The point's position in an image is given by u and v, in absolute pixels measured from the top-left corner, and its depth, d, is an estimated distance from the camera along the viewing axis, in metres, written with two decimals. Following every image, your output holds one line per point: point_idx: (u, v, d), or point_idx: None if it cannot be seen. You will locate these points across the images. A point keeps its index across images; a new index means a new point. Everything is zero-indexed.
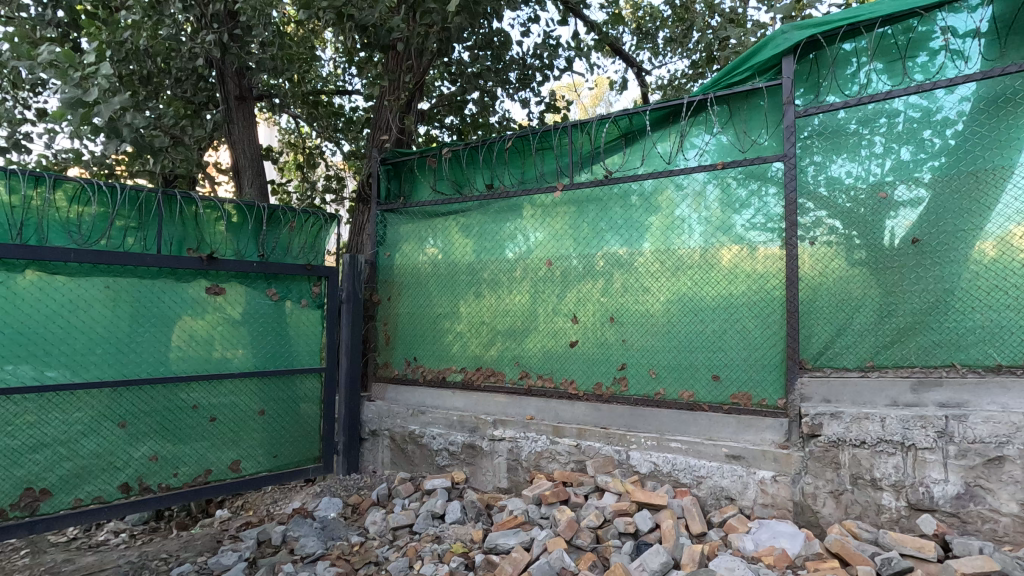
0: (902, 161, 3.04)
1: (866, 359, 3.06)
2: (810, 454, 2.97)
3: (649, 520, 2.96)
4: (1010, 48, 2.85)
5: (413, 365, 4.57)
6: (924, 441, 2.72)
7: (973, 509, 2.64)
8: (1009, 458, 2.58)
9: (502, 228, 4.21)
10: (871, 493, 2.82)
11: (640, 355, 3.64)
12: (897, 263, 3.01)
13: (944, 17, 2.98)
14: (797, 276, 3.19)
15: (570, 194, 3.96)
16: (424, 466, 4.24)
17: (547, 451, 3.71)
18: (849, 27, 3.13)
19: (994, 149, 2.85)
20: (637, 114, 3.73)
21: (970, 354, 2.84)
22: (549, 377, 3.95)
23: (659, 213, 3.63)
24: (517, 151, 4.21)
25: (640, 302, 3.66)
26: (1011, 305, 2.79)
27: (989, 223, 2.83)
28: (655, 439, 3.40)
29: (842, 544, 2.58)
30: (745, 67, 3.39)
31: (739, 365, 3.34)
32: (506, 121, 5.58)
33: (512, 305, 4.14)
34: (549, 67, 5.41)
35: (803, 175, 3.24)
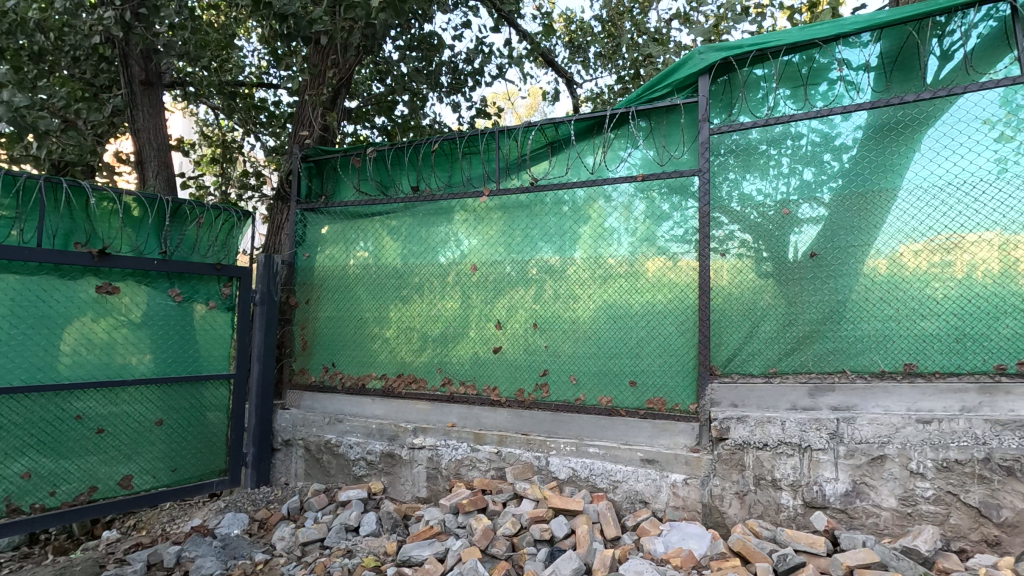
0: (805, 181, 3.25)
1: (770, 366, 3.23)
2: (718, 457, 3.09)
3: (565, 526, 2.99)
4: (894, 82, 3.11)
5: (331, 371, 4.39)
6: (818, 442, 2.90)
7: (858, 505, 2.82)
8: (889, 457, 2.79)
9: (433, 233, 4.14)
10: (772, 492, 2.97)
11: (563, 362, 3.68)
12: (799, 275, 3.22)
13: (840, 50, 3.21)
14: (710, 286, 3.35)
15: (497, 200, 3.97)
16: (340, 476, 4.07)
17: (467, 458, 3.67)
18: (758, 52, 3.32)
19: (882, 173, 3.11)
20: (563, 123, 3.79)
21: (859, 362, 3.07)
22: (471, 384, 3.91)
23: (590, 222, 3.69)
24: (445, 155, 4.17)
25: (568, 309, 3.70)
26: (893, 316, 3.04)
27: (880, 242, 3.07)
28: (574, 444, 3.44)
29: (743, 542, 2.68)
30: (664, 84, 3.52)
31: (655, 372, 3.45)
32: (437, 124, 5.51)
33: (440, 311, 4.08)
34: (482, 73, 5.41)
35: (718, 190, 3.41)
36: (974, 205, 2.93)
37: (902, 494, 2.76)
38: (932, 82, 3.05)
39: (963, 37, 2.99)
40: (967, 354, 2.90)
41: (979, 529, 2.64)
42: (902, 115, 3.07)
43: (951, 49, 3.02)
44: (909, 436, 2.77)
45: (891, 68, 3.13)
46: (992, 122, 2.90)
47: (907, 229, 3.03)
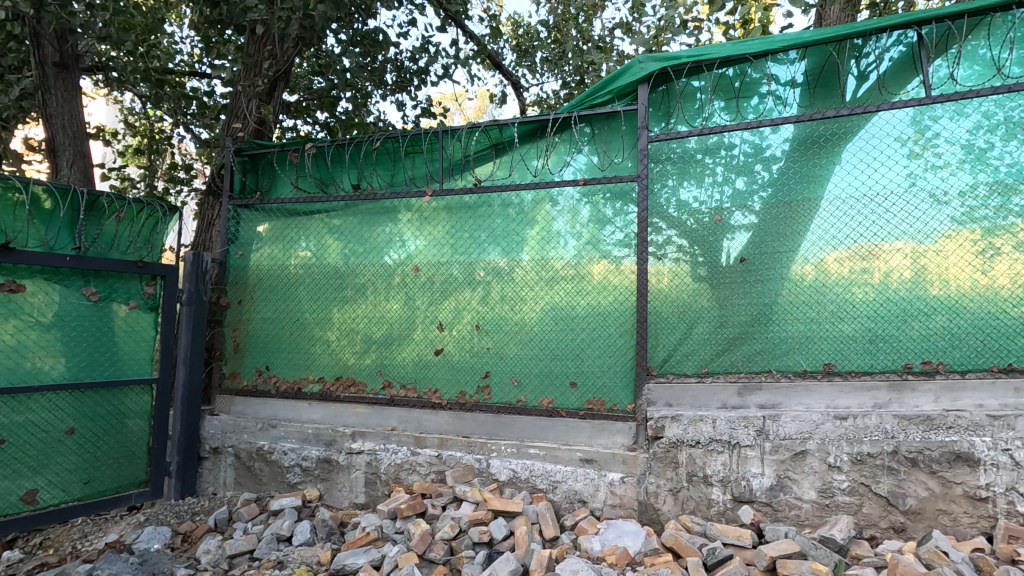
0: (738, 190, 3.39)
1: (702, 366, 3.34)
2: (654, 455, 3.18)
3: (504, 527, 2.99)
4: (817, 98, 3.31)
5: (264, 375, 4.22)
6: (746, 439, 3.04)
7: (782, 498, 2.96)
8: (810, 451, 2.95)
9: (379, 233, 4.05)
10: (703, 488, 3.08)
11: (505, 364, 3.69)
12: (730, 280, 3.35)
13: (769, 66, 3.38)
14: (648, 289, 3.45)
15: (441, 201, 3.93)
16: (273, 484, 3.91)
17: (407, 462, 3.61)
18: (694, 64, 3.45)
19: (806, 183, 3.29)
20: (506, 125, 3.80)
21: (784, 362, 3.23)
22: (412, 387, 3.85)
23: (537, 226, 3.72)
24: (388, 154, 4.09)
25: (514, 312, 3.71)
26: (815, 319, 3.22)
27: (807, 251, 3.25)
28: (515, 446, 3.45)
29: (675, 538, 2.75)
30: (606, 91, 3.60)
31: (595, 373, 3.51)
32: (381, 122, 5.41)
33: (383, 312, 3.99)
34: (428, 72, 5.34)
35: (656, 196, 3.51)
36: (886, 216, 3.15)
37: (821, 486, 2.92)
38: (850, 100, 3.26)
39: (877, 60, 3.21)
40: (879, 354, 3.10)
41: (887, 517, 2.82)
42: (824, 129, 3.27)
43: (867, 69, 3.24)
44: (828, 431, 2.95)
45: (814, 85, 3.32)
46: (903, 139, 3.12)
47: (831, 237, 3.21)
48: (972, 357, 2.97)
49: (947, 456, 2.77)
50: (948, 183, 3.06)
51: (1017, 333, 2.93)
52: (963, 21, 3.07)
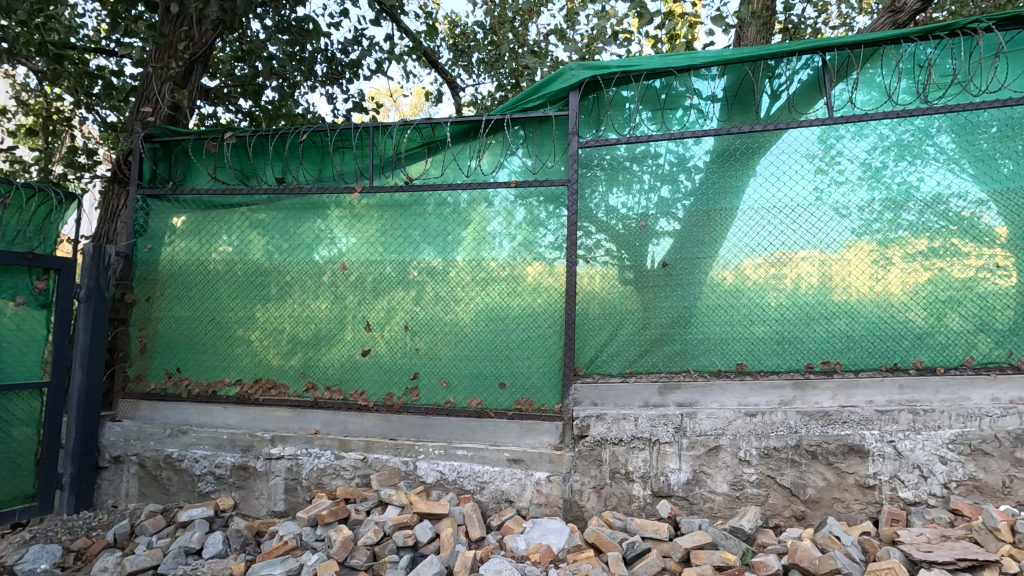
0: (663, 198, 3.54)
1: (626, 366, 3.46)
2: (579, 454, 3.25)
3: (429, 531, 2.93)
4: (735, 113, 3.51)
5: (175, 378, 3.95)
6: (666, 436, 3.17)
7: (698, 492, 3.11)
8: (723, 447, 3.11)
9: (308, 229, 3.90)
10: (625, 485, 3.18)
11: (434, 365, 3.66)
12: (654, 283, 3.50)
13: (692, 80, 3.55)
14: (577, 291, 3.52)
15: (372, 198, 3.84)
16: (182, 494, 3.67)
17: (330, 467, 3.49)
18: (622, 74, 3.56)
19: (724, 194, 3.48)
20: (439, 124, 3.77)
21: (700, 362, 3.40)
22: (337, 389, 3.73)
23: (471, 226, 3.71)
24: (316, 148, 3.95)
25: (447, 312, 3.68)
26: (729, 322, 3.41)
27: (727, 258, 3.43)
28: (442, 447, 3.43)
29: (597, 534, 2.81)
30: (539, 95, 3.64)
31: (524, 373, 3.55)
32: (310, 114, 5.20)
33: (311, 311, 3.85)
34: (360, 66, 5.19)
35: (586, 201, 3.60)
36: (794, 226, 3.38)
37: (733, 480, 3.09)
38: (764, 117, 3.48)
39: (788, 80, 3.45)
40: (785, 355, 3.33)
41: (790, 506, 3.02)
42: (740, 144, 3.47)
43: (779, 89, 3.47)
44: (739, 427, 3.13)
45: (732, 101, 3.52)
46: (810, 156, 3.37)
47: (748, 245, 3.42)
48: (864, 357, 3.24)
49: (842, 449, 3.00)
50: (847, 198, 3.33)
51: (903, 336, 3.23)
52: (861, 50, 3.35)
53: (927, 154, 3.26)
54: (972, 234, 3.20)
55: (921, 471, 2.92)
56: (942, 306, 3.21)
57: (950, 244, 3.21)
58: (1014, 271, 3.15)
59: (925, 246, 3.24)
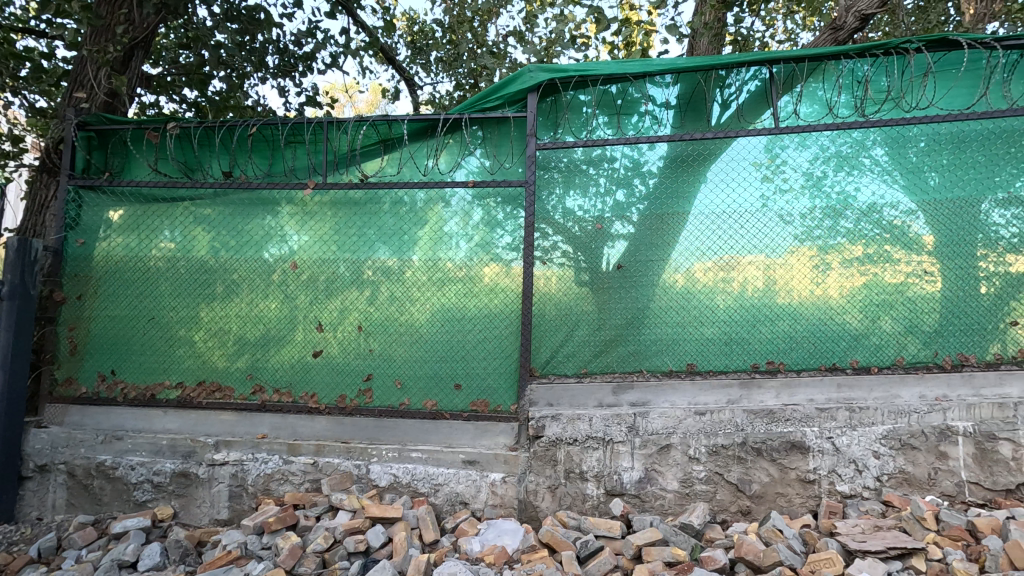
0: (618, 201, 3.60)
1: (581, 367, 3.50)
2: (534, 454, 3.26)
3: (382, 535, 2.88)
4: (688, 120, 3.61)
5: (109, 381, 3.73)
6: (619, 435, 3.22)
7: (649, 490, 3.17)
8: (674, 445, 3.18)
9: (258, 226, 3.76)
10: (579, 484, 3.21)
11: (388, 366, 3.59)
12: (609, 285, 3.55)
13: (647, 87, 3.63)
14: (533, 292, 3.54)
15: (324, 194, 3.74)
16: (116, 504, 3.46)
17: (278, 472, 3.38)
18: (580, 78, 3.60)
19: (677, 199, 3.57)
20: (396, 122, 3.71)
21: (653, 362, 3.48)
22: (286, 392, 3.61)
23: (428, 226, 3.67)
24: (266, 142, 3.82)
25: (402, 313, 3.63)
26: (680, 323, 3.50)
27: (679, 262, 3.52)
28: (396, 450, 3.37)
29: (551, 533, 2.81)
30: (497, 96, 3.64)
31: (480, 375, 3.53)
32: (260, 107, 5.01)
33: (259, 311, 3.71)
34: (314, 59, 5.05)
35: (544, 202, 3.62)
36: (742, 231, 3.51)
37: (683, 477, 3.16)
38: (714, 125, 3.60)
39: (737, 91, 3.58)
40: (733, 355, 3.45)
41: (736, 502, 3.11)
42: (692, 150, 3.56)
43: (728, 99, 3.60)
44: (689, 426, 3.21)
45: (685, 109, 3.62)
46: (758, 164, 3.51)
47: (698, 249, 3.52)
48: (805, 357, 3.40)
49: (785, 445, 3.12)
50: (791, 205, 3.48)
51: (840, 337, 3.40)
52: (804, 64, 3.51)
53: (863, 165, 3.45)
54: (903, 242, 3.40)
55: (857, 466, 3.06)
56: (875, 309, 3.40)
57: (883, 251, 3.41)
58: (939, 276, 3.37)
59: (861, 252, 3.43)
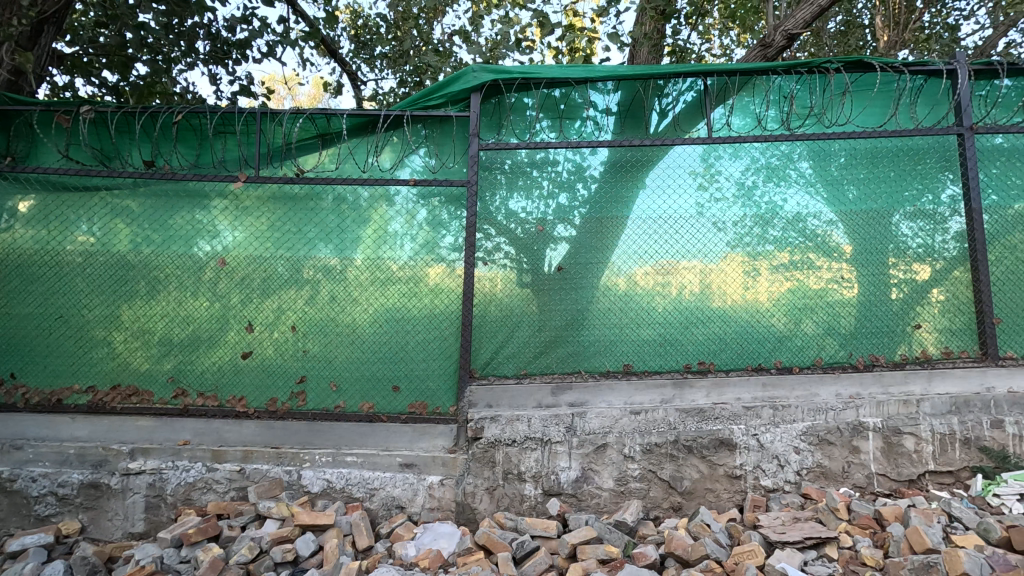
0: (561, 204, 3.64)
1: (521, 368, 3.52)
2: (473, 456, 3.23)
3: (312, 543, 2.78)
4: (627, 127, 3.70)
5: (8, 386, 3.43)
6: (557, 435, 3.25)
7: (586, 489, 3.21)
8: (610, 444, 3.24)
9: (187, 221, 3.56)
10: (517, 485, 3.21)
11: (323, 367, 3.50)
12: (550, 286, 3.59)
13: (589, 93, 3.69)
14: (473, 294, 3.53)
15: (257, 188, 3.58)
16: (14, 519, 3.17)
17: (201, 481, 3.20)
18: (523, 80, 3.62)
19: (617, 204, 3.65)
20: (335, 116, 3.60)
21: (591, 363, 3.54)
22: (211, 395, 3.45)
23: (372, 225, 3.59)
24: (192, 131, 3.59)
25: (344, 314, 3.54)
26: (617, 325, 3.58)
27: (619, 265, 3.59)
28: (330, 454, 3.26)
29: (488, 535, 2.79)
30: (439, 94, 3.62)
31: (418, 376, 3.49)
32: (189, 94, 4.75)
33: (188, 310, 3.52)
34: (250, 47, 4.84)
35: (488, 204, 3.62)
36: (679, 237, 3.63)
37: (618, 475, 3.22)
38: (652, 133, 3.71)
39: (674, 100, 3.71)
40: (667, 356, 3.56)
41: (668, 498, 3.20)
42: (631, 156, 3.67)
43: (666, 108, 3.71)
44: (625, 425, 3.28)
45: (624, 115, 3.71)
46: (694, 173, 3.64)
47: (638, 253, 3.61)
48: (734, 358, 3.56)
49: (714, 442, 3.23)
50: (724, 213, 3.63)
51: (766, 339, 3.58)
52: (736, 78, 3.68)
53: (790, 177, 3.65)
54: (824, 250, 3.62)
55: (780, 461, 3.20)
56: (799, 313, 3.60)
57: (808, 259, 3.61)
58: (855, 283, 3.61)
59: (787, 259, 3.62)
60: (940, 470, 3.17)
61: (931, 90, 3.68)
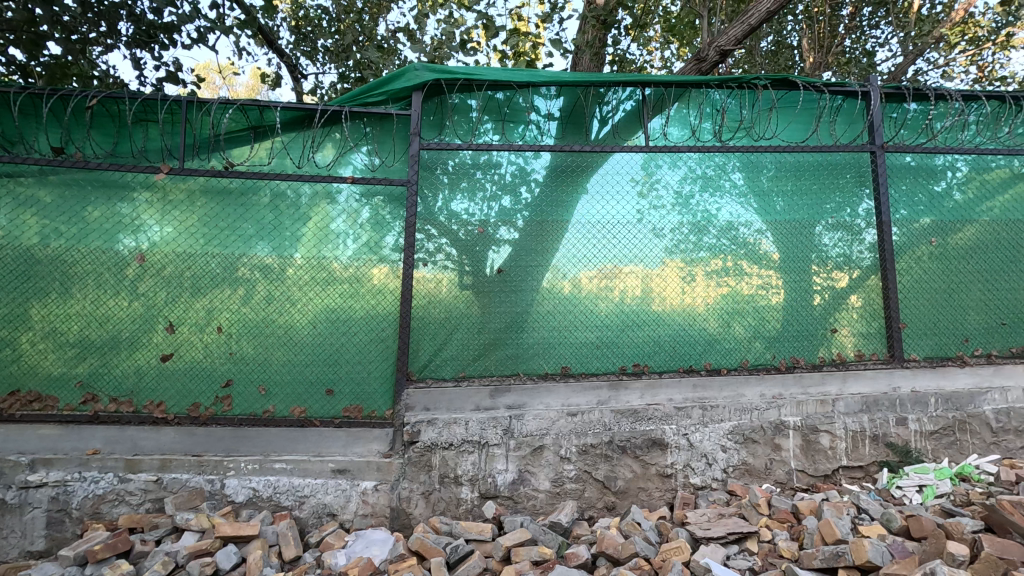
0: (503, 207, 3.65)
1: (459, 370, 3.50)
2: (408, 460, 3.17)
3: (234, 555, 2.65)
4: (569, 133, 3.75)
5: None
6: (494, 438, 3.24)
7: (522, 491, 3.22)
8: (547, 446, 3.26)
9: (109, 214, 3.32)
10: (453, 489, 3.18)
11: (251, 370, 3.35)
12: (491, 289, 3.58)
13: (532, 97, 3.71)
14: (412, 295, 3.47)
15: (181, 181, 3.37)
16: None
17: (111, 493, 2.99)
18: (466, 81, 3.60)
19: (558, 208, 3.69)
20: (268, 108, 3.45)
21: (530, 365, 3.57)
22: (126, 401, 3.22)
23: (313, 223, 3.47)
24: (109, 117, 3.35)
25: (282, 315, 3.40)
26: (556, 328, 3.62)
27: (561, 269, 3.63)
28: (257, 462, 3.12)
29: (421, 540, 2.74)
30: (380, 91, 3.56)
31: (353, 380, 3.40)
32: (109, 78, 4.44)
33: (106, 310, 3.29)
34: (178, 32, 4.57)
35: (431, 203, 3.58)
36: (620, 242, 3.71)
37: (554, 477, 3.24)
38: (593, 139, 3.78)
39: (614, 109, 3.79)
40: (604, 359, 3.63)
41: (602, 498, 3.26)
42: (573, 161, 3.70)
43: (607, 115, 3.79)
44: (561, 427, 3.31)
45: (566, 121, 3.76)
46: (635, 180, 3.73)
47: (580, 257, 3.66)
48: (667, 360, 3.68)
49: (646, 442, 3.31)
50: (663, 220, 3.75)
51: (697, 341, 3.71)
52: (672, 89, 3.80)
53: (723, 187, 3.80)
54: (754, 257, 3.80)
55: (708, 459, 3.33)
56: (729, 317, 3.76)
57: (739, 266, 3.78)
58: (781, 289, 3.81)
59: (720, 265, 3.77)
60: (852, 465, 3.39)
61: (849, 109, 3.94)
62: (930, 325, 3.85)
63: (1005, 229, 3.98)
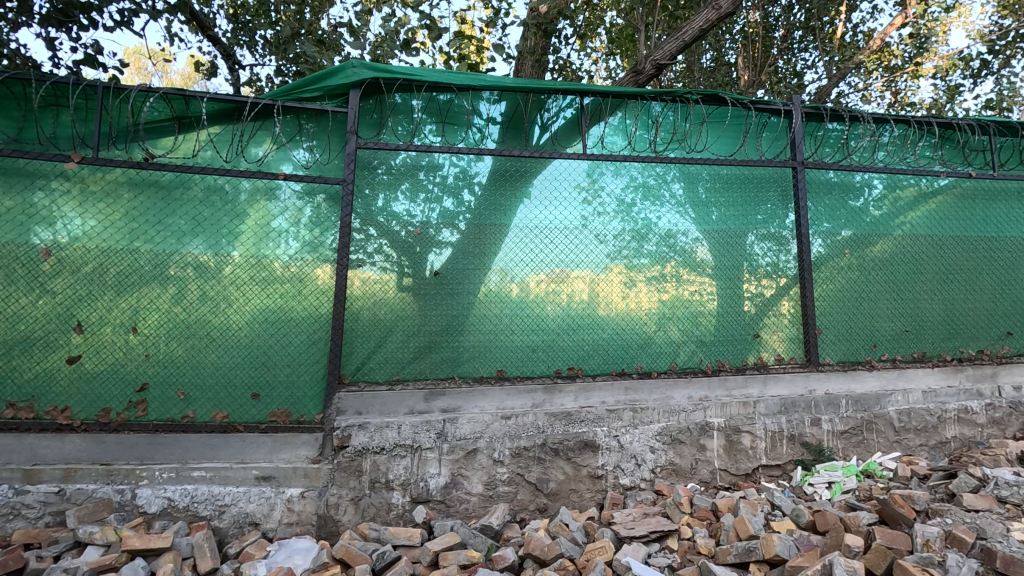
0: (445, 209, 3.63)
1: (393, 374, 3.46)
2: (337, 466, 3.09)
3: (141, 570, 2.51)
4: (509, 138, 3.78)
5: None
6: (427, 442, 3.20)
7: (454, 495, 3.19)
8: (480, 449, 3.26)
9: (18, 204, 3.08)
10: (384, 494, 3.11)
11: (170, 373, 3.18)
12: (430, 291, 3.55)
13: (473, 100, 3.71)
14: (346, 296, 3.39)
15: (97, 171, 3.16)
16: None
17: (7, 506, 2.78)
18: (405, 81, 3.55)
19: (499, 212, 3.70)
20: (193, 98, 3.29)
21: (465, 369, 3.56)
22: (26, 406, 3.00)
23: (252, 220, 3.33)
24: (13, 99, 3.10)
25: (217, 314, 3.26)
26: (495, 331, 3.63)
27: (503, 272, 3.65)
28: (173, 470, 2.96)
29: (346, 548, 2.67)
30: (316, 86, 3.46)
31: (281, 383, 3.29)
32: (20, 57, 4.14)
33: (16, 309, 3.06)
34: (99, 13, 4.30)
35: (372, 203, 3.51)
36: (562, 247, 3.76)
37: (487, 480, 3.24)
38: (533, 145, 3.81)
39: (554, 116, 3.83)
40: (539, 362, 3.67)
41: (535, 500, 3.28)
42: (511, 166, 3.72)
43: (547, 122, 3.83)
44: (495, 431, 3.31)
45: (507, 126, 3.77)
46: (579, 187, 3.80)
47: (523, 262, 3.68)
48: (601, 364, 3.76)
49: (579, 444, 3.37)
50: (605, 226, 3.83)
51: (630, 346, 3.82)
52: (609, 100, 3.88)
53: (663, 196, 3.92)
54: (690, 264, 3.95)
55: (637, 460, 3.42)
56: (663, 321, 3.89)
57: (677, 272, 3.92)
58: (714, 295, 3.97)
59: (658, 272, 3.90)
60: (771, 464, 3.56)
61: (773, 126, 4.16)
62: (844, 331, 4.12)
63: (912, 243, 4.30)
